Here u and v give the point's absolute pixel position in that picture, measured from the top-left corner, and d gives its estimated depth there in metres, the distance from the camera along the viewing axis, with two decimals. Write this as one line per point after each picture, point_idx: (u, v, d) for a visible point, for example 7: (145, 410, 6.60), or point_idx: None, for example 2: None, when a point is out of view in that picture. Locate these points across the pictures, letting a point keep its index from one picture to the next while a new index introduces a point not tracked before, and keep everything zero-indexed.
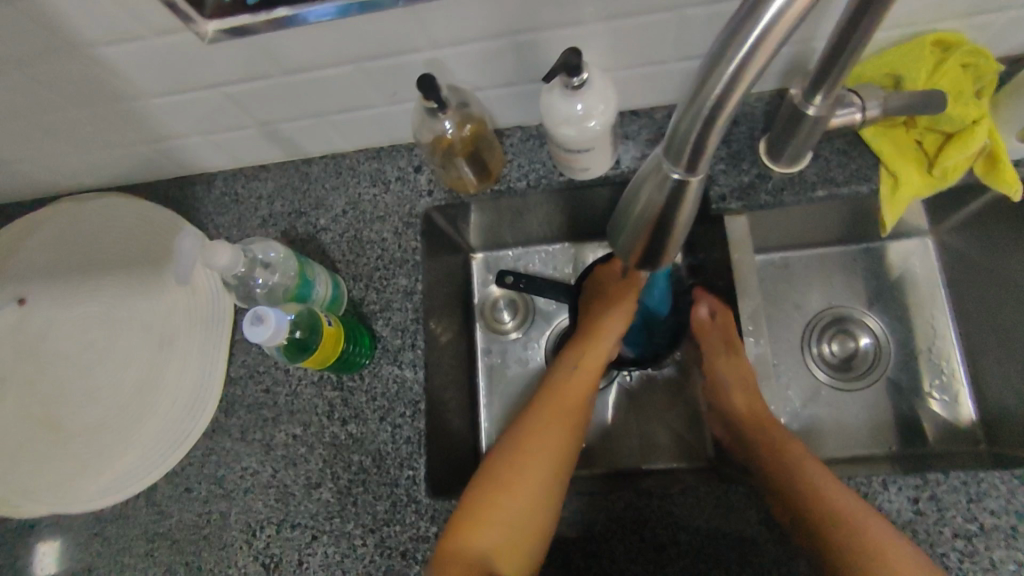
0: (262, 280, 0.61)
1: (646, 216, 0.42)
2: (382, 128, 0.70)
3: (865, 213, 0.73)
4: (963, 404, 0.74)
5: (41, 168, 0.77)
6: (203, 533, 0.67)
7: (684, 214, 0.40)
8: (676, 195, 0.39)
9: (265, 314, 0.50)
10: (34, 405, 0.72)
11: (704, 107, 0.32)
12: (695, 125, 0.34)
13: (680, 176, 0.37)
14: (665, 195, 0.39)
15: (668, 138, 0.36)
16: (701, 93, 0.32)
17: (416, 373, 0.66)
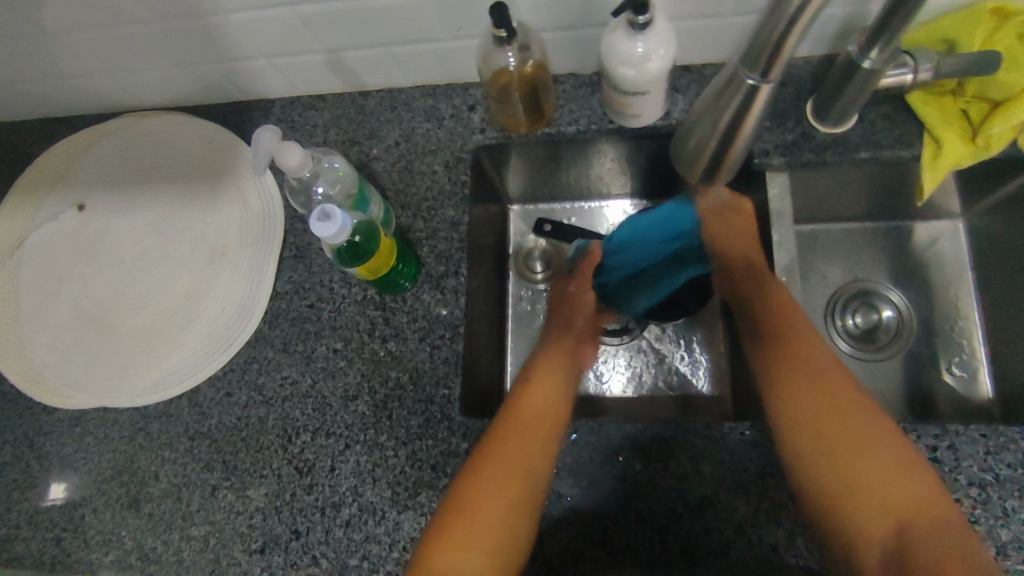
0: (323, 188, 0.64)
1: (719, 121, 0.54)
2: (441, 64, 0.73)
3: (900, 187, 0.75)
4: (981, 382, 0.75)
5: (109, 82, 0.80)
6: (242, 435, 0.70)
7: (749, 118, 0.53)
8: (749, 100, 0.51)
9: (331, 213, 0.54)
10: (89, 304, 0.77)
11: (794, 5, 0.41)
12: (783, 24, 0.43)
13: (755, 81, 0.49)
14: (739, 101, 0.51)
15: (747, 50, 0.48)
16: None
17: (457, 298, 0.69)
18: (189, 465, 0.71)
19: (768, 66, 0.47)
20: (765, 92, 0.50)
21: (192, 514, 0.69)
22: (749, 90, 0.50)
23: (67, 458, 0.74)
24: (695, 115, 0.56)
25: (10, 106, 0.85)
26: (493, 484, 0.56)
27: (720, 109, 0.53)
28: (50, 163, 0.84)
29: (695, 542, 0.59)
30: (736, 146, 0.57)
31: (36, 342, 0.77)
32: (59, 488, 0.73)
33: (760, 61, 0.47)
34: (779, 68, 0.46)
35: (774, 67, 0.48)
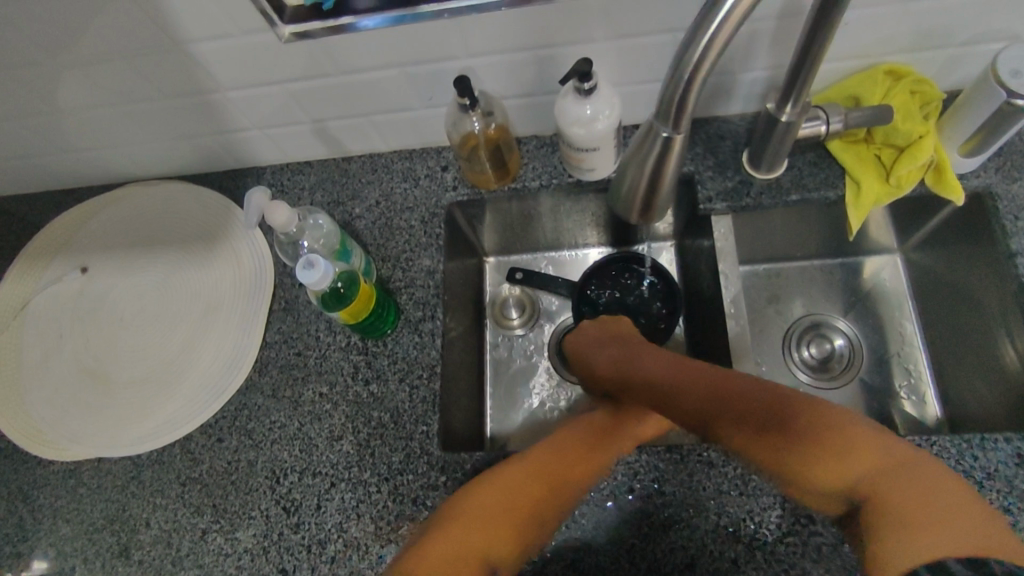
0: (308, 242, 0.71)
1: (646, 167, 0.58)
2: (417, 130, 0.81)
3: (836, 226, 0.83)
4: (930, 404, 0.81)
5: (115, 155, 0.88)
6: (232, 479, 0.74)
7: (670, 162, 0.56)
8: (667, 149, 0.54)
9: (313, 264, 0.60)
10: (88, 360, 0.82)
11: (684, 75, 0.47)
12: (678, 89, 0.49)
13: (668, 132, 0.53)
14: (658, 148, 0.55)
15: (660, 105, 0.52)
16: (681, 67, 0.47)
17: (434, 340, 0.74)
18: (180, 510, 0.73)
19: (674, 119, 0.52)
20: (679, 140, 0.54)
21: (181, 559, 0.71)
22: (664, 140, 0.54)
23: (61, 510, 0.76)
24: (624, 160, 0.60)
25: (21, 180, 0.93)
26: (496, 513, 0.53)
27: (643, 156, 0.57)
28: (57, 232, 0.90)
29: (663, 560, 0.61)
30: (664, 185, 0.60)
31: (37, 397, 0.81)
32: (33, 574, 0.74)
33: (670, 115, 0.51)
34: (685, 120, 0.51)
35: (683, 118, 0.52)
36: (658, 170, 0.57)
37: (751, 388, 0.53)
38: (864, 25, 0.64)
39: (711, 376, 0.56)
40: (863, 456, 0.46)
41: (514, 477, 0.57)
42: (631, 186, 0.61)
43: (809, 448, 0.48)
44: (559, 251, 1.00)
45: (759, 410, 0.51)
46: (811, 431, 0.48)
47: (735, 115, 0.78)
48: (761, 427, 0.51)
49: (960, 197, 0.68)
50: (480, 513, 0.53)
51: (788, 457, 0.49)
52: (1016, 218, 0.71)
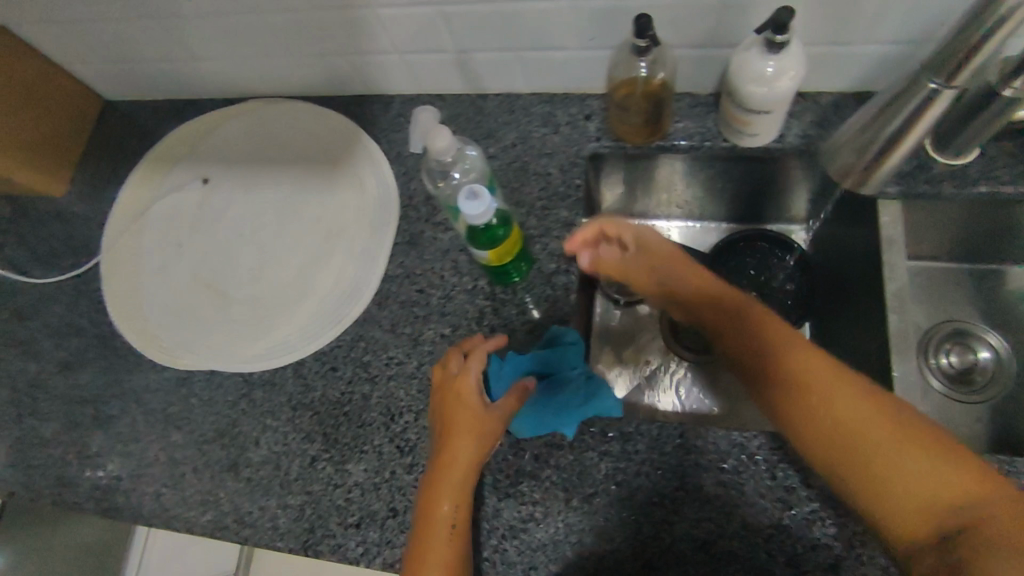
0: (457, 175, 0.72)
1: (889, 128, 0.60)
2: (566, 72, 0.76)
3: (1007, 226, 0.76)
4: None
5: (245, 68, 0.85)
6: (345, 410, 0.72)
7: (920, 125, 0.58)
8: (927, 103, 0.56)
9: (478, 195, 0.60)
10: (206, 272, 0.81)
11: None
12: None
13: (937, 86, 0.55)
14: (919, 104, 0.57)
15: None
16: None
17: (567, 295, 0.71)
18: (290, 434, 0.73)
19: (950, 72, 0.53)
20: (946, 97, 0.55)
21: (290, 482, 0.71)
22: (929, 94, 0.56)
23: (172, 418, 0.76)
24: (863, 122, 0.62)
25: (145, 84, 0.91)
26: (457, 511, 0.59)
27: (892, 114, 0.59)
28: (179, 140, 0.89)
29: (800, 554, 0.61)
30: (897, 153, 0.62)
31: (154, 303, 0.81)
32: (142, 477, 0.75)
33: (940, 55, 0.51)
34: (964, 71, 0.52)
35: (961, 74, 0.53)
36: (902, 131, 0.59)
37: (788, 358, 0.55)
38: None
39: (822, 376, 0.52)
40: (933, 466, 0.47)
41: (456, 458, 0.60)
42: (859, 151, 0.64)
43: (851, 438, 0.49)
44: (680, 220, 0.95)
45: (828, 410, 0.51)
46: (900, 467, 0.47)
47: None
48: (796, 420, 0.52)
49: None
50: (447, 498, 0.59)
51: (855, 457, 0.49)
52: None
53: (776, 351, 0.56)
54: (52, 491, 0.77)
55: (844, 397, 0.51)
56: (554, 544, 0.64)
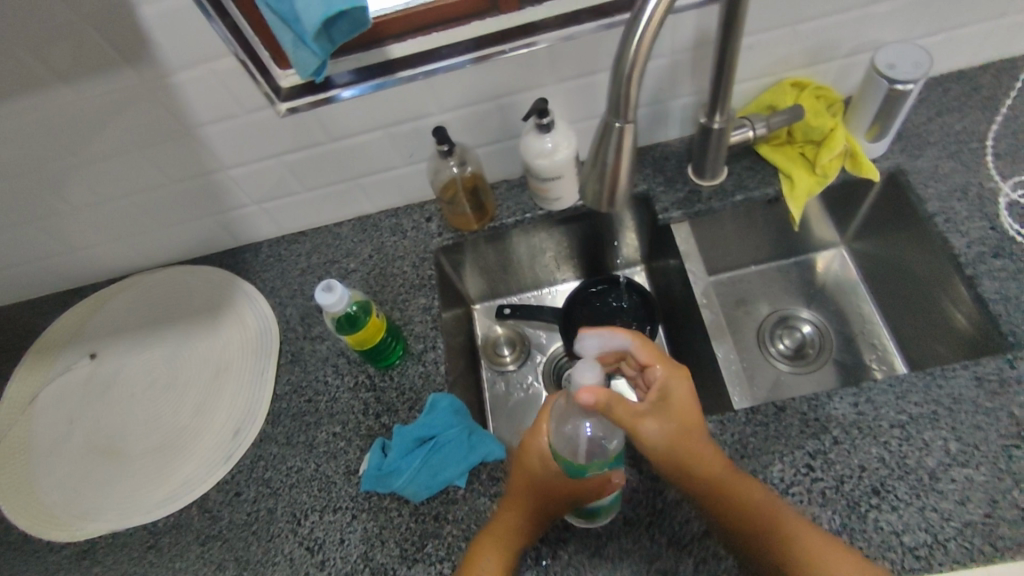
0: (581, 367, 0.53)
1: (606, 162, 0.61)
2: (400, 187, 0.91)
3: (780, 223, 0.94)
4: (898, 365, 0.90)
5: (119, 249, 0.94)
6: (252, 529, 0.74)
7: (623, 155, 0.60)
8: (617, 139, 0.59)
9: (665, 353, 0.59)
10: (100, 439, 0.83)
11: None
12: None
13: (620, 123, 0.58)
14: (615, 141, 0.59)
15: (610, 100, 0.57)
16: None
17: (438, 367, 0.80)
18: (201, 569, 0.73)
19: (624, 109, 0.57)
20: (631, 131, 0.59)
21: None
22: (617, 130, 0.58)
23: None
24: (590, 158, 0.63)
25: (27, 286, 0.98)
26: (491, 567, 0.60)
27: (602, 154, 0.61)
28: (63, 328, 0.95)
29: (681, 532, 0.64)
30: (619, 182, 0.63)
31: (48, 483, 0.82)
32: None
33: (618, 105, 0.56)
34: (631, 108, 0.56)
35: (629, 106, 0.56)
36: (615, 164, 0.61)
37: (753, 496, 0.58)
38: (764, 49, 0.78)
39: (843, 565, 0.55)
40: None
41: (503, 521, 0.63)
42: (593, 187, 0.65)
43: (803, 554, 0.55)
44: (539, 289, 1.08)
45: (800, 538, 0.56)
46: None
47: (674, 140, 0.91)
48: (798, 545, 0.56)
49: (875, 174, 0.80)
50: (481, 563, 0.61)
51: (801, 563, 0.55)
52: (926, 185, 0.81)
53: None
54: None
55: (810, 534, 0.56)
56: None
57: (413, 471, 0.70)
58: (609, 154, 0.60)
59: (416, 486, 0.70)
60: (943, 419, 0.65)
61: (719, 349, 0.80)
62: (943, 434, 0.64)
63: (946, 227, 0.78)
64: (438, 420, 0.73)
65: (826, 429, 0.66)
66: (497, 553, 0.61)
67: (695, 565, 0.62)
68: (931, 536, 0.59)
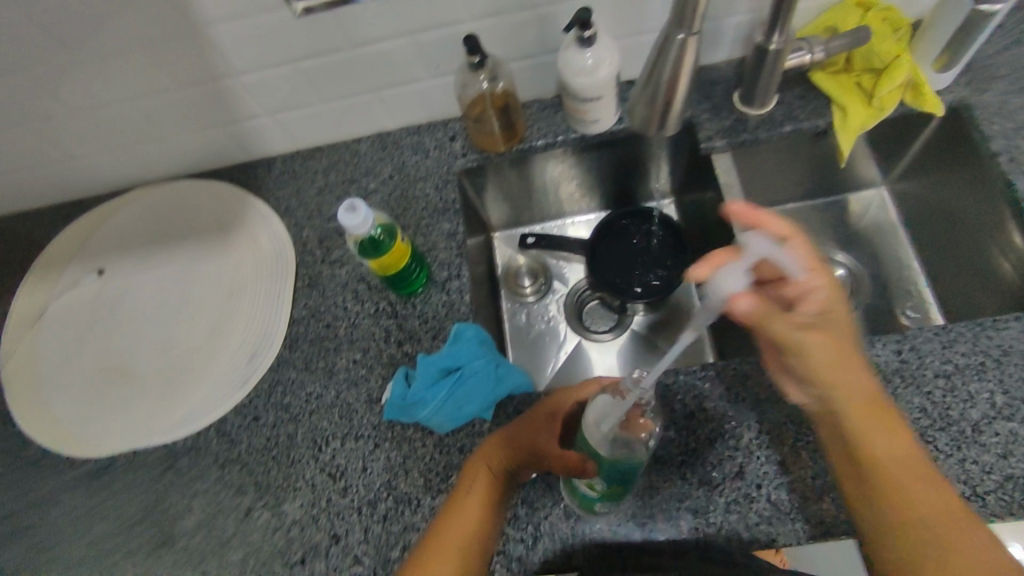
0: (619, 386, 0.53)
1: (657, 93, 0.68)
2: (424, 103, 0.84)
3: (825, 157, 0.88)
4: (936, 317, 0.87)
5: (123, 159, 0.89)
6: (272, 454, 0.73)
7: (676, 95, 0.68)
8: (679, 51, 0.62)
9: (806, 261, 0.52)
10: (112, 358, 0.81)
11: None
12: None
13: (686, 34, 0.60)
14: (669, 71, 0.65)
15: None
16: None
17: (463, 297, 0.76)
18: (222, 491, 0.73)
19: (688, 21, 0.59)
20: (695, 41, 0.61)
21: (229, 538, 0.70)
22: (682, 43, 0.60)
23: (98, 508, 0.75)
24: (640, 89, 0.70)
25: (26, 196, 0.93)
26: (476, 492, 0.60)
27: (662, 67, 0.64)
28: (66, 241, 0.91)
29: (712, 473, 0.63)
30: (671, 109, 0.70)
31: (61, 399, 0.80)
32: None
33: (683, 17, 0.59)
34: (697, 16, 0.58)
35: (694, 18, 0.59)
36: (672, 82, 0.65)
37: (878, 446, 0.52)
38: None
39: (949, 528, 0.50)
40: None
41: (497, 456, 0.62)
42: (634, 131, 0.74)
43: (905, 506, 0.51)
44: (563, 219, 1.05)
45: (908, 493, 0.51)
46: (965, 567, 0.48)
47: (722, 62, 0.84)
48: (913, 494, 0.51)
49: (938, 110, 0.75)
50: (470, 490, 0.61)
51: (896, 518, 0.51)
52: (991, 122, 0.75)
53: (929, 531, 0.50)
54: None
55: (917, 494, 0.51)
56: None
57: (438, 402, 0.68)
58: (666, 72, 0.65)
59: (442, 416, 0.68)
60: (990, 371, 0.63)
61: None
62: (989, 386, 0.62)
63: (1009, 169, 0.73)
64: (466, 348, 0.71)
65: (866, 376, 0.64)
66: (485, 481, 0.61)
67: (725, 506, 0.62)
68: (967, 487, 0.59)
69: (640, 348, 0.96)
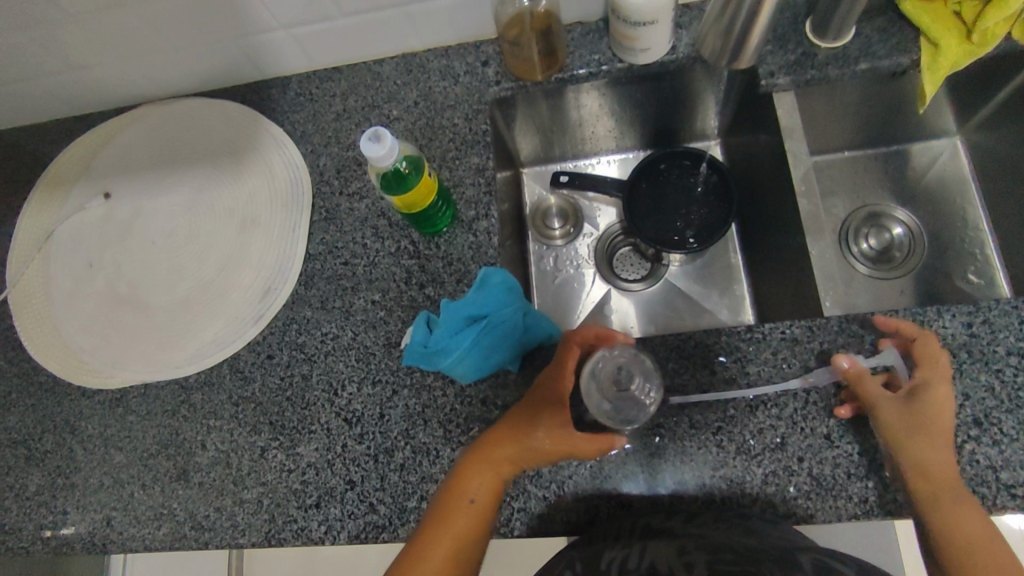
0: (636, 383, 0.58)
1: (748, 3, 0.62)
2: (454, 20, 0.76)
3: (897, 101, 0.79)
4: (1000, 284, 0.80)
5: (126, 72, 0.82)
6: (287, 394, 0.70)
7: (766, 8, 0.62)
8: None
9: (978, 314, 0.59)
10: (122, 286, 0.78)
11: None
12: None
13: None
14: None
15: None
16: None
17: (490, 239, 0.71)
18: (235, 430, 0.70)
19: None
20: None
21: (243, 477, 0.69)
22: None
23: (112, 439, 0.73)
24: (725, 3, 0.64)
25: (25, 108, 0.87)
26: (479, 493, 0.58)
27: None
28: (72, 160, 0.85)
29: (751, 442, 0.59)
30: (761, 22, 0.64)
31: (72, 327, 0.78)
32: (89, 504, 0.72)
33: None
34: None
35: None
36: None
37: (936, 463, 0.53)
38: None
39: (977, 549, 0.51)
40: None
41: (502, 457, 0.58)
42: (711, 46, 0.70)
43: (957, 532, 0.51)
44: (595, 157, 0.97)
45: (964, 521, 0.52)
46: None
47: None
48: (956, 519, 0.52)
49: None
50: (470, 487, 0.58)
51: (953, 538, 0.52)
52: None
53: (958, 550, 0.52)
54: None
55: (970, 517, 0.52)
56: (514, 483, 0.62)
57: (462, 351, 0.63)
58: None
59: (465, 365, 0.64)
60: None
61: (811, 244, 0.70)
62: None
63: None
64: (498, 324, 0.64)
65: None
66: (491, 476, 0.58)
67: (762, 478, 0.58)
68: None
69: (672, 301, 0.90)
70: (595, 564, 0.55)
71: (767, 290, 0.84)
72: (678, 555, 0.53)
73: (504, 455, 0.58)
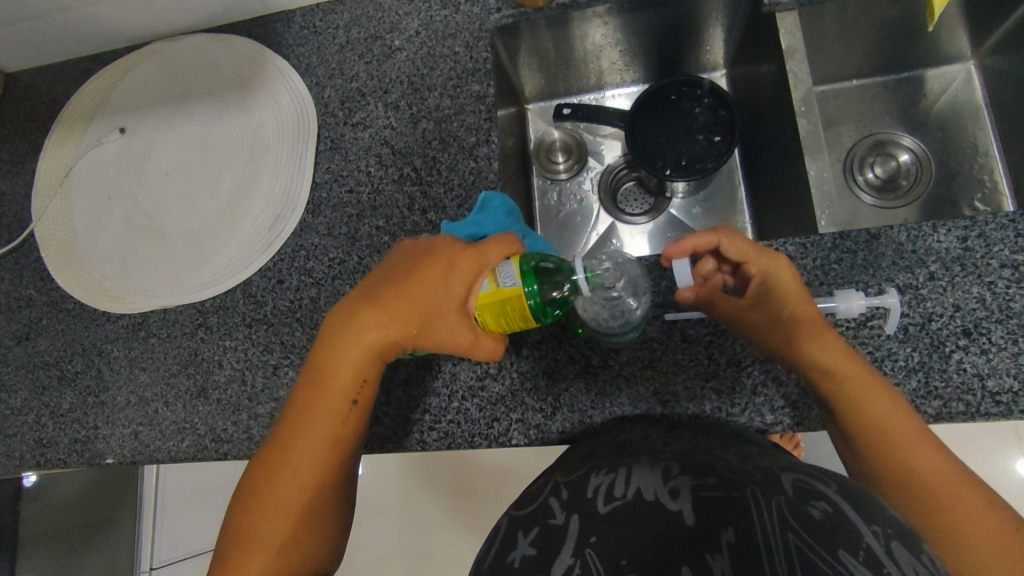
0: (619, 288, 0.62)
1: None
2: None
3: (907, 18, 0.77)
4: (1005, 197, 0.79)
5: (132, 9, 0.82)
6: (297, 316, 0.74)
7: None
8: None
9: (972, 227, 0.59)
10: (139, 217, 0.82)
11: None
12: None
13: None
14: None
15: None
16: None
17: (490, 164, 0.72)
18: (250, 349, 0.74)
19: None
20: None
21: (258, 394, 0.72)
22: None
23: (136, 360, 0.78)
24: None
25: (39, 48, 0.89)
26: (308, 452, 0.54)
27: None
28: (87, 98, 0.88)
29: (742, 353, 0.61)
30: None
31: (95, 256, 0.82)
32: (117, 419, 0.77)
33: None
34: None
35: None
36: None
37: (870, 405, 0.53)
38: None
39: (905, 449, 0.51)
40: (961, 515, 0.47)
41: (317, 424, 0.54)
42: None
43: (912, 479, 0.49)
44: (600, 91, 0.97)
45: (905, 458, 0.50)
46: (921, 499, 0.48)
47: None
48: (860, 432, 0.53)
49: None
50: (298, 450, 0.54)
51: (875, 441, 0.52)
52: None
53: (893, 474, 0.50)
54: (35, 454, 0.78)
55: (927, 460, 0.50)
56: (512, 395, 0.65)
57: None
58: None
59: None
60: None
61: (810, 163, 0.72)
62: None
63: None
64: None
65: (923, 262, 0.59)
66: (317, 433, 0.54)
67: (752, 388, 0.60)
68: (1017, 383, 0.56)
69: (675, 231, 0.92)
70: (580, 491, 0.44)
71: (768, 222, 0.85)
72: (662, 483, 0.42)
73: (319, 416, 0.54)
